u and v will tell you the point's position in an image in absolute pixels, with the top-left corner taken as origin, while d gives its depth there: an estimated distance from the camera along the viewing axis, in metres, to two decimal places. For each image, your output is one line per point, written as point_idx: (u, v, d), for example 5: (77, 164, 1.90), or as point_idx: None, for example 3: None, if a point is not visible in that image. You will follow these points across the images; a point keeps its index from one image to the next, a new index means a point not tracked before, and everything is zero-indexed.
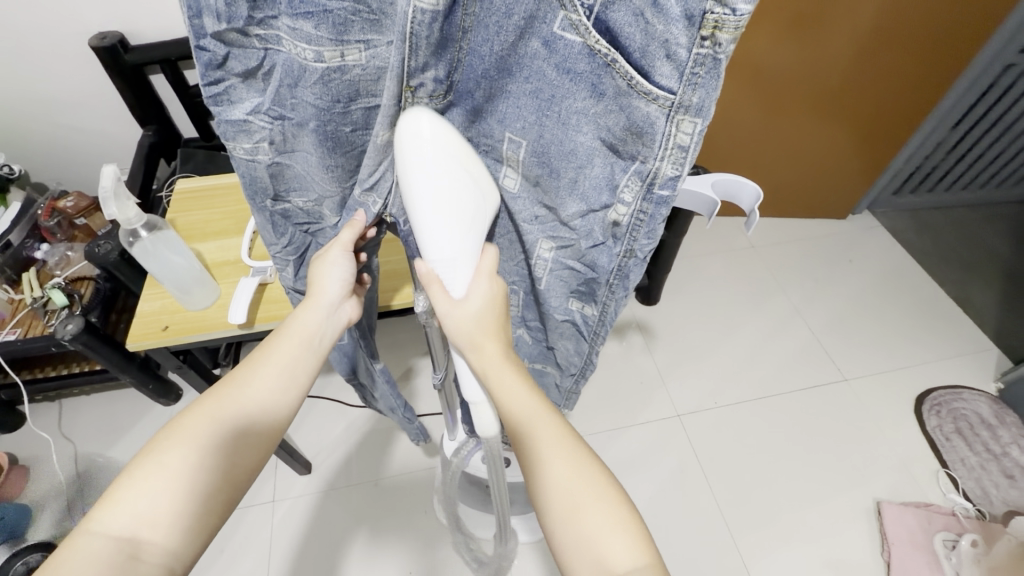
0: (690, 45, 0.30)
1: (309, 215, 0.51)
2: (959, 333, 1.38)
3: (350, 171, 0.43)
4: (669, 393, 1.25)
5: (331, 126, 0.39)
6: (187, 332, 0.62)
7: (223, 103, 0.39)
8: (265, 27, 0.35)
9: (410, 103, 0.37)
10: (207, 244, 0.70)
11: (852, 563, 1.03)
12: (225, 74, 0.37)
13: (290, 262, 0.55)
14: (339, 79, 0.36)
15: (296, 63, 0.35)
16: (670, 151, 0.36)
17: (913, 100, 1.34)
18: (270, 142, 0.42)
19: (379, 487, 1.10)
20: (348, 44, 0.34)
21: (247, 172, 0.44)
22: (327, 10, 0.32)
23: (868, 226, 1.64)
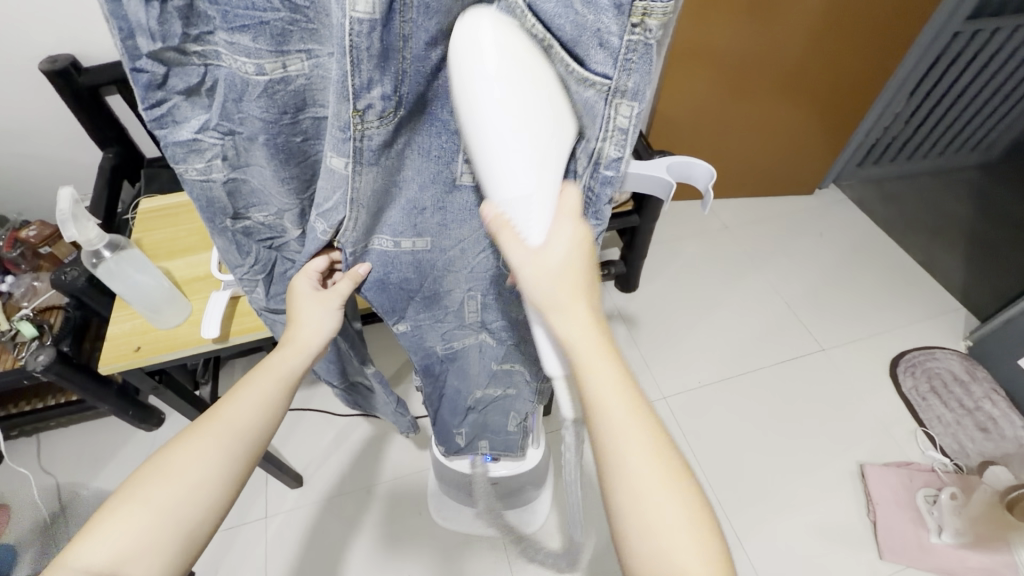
0: (622, 33, 0.32)
1: (271, 229, 0.50)
2: (927, 295, 1.43)
3: (304, 181, 0.45)
4: (653, 377, 1.27)
5: (280, 137, 0.40)
6: (160, 351, 0.61)
7: (169, 125, 0.38)
8: (203, 44, 0.34)
9: (358, 128, 0.37)
10: (175, 262, 0.69)
11: (841, 527, 1.06)
12: (166, 94, 0.36)
13: (259, 280, 0.54)
14: (282, 90, 0.36)
15: (239, 78, 0.35)
16: (611, 134, 0.37)
17: (868, 73, 1.38)
18: (222, 157, 0.41)
19: (372, 494, 1.10)
20: (289, 54, 0.34)
21: (201, 193, 0.44)
22: (264, 23, 0.32)
23: (836, 198, 1.68)
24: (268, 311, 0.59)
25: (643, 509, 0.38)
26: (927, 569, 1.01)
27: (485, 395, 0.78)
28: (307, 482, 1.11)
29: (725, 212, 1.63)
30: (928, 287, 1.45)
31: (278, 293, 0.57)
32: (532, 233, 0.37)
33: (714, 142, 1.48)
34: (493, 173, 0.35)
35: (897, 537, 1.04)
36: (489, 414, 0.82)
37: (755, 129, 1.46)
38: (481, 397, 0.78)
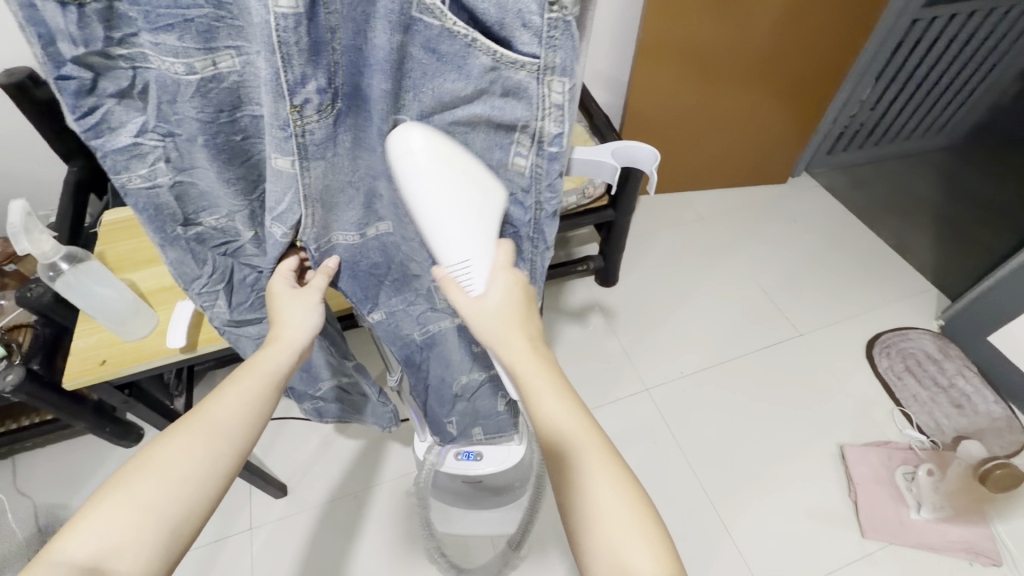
0: (541, 11, 0.35)
1: (224, 233, 0.50)
2: (899, 277, 1.46)
3: (252, 181, 0.45)
4: (636, 370, 1.28)
5: (220, 136, 0.40)
6: (127, 363, 0.60)
7: (105, 133, 0.39)
8: (129, 47, 0.35)
9: (298, 125, 0.38)
10: (141, 273, 0.69)
11: (826, 509, 1.08)
12: (98, 99, 0.37)
13: (219, 291, 0.54)
14: (215, 88, 0.37)
15: (169, 79, 0.36)
16: (549, 110, 0.40)
17: (832, 59, 1.40)
18: (164, 160, 0.42)
19: (359, 500, 1.09)
20: (217, 51, 0.35)
21: (146, 201, 0.44)
22: (188, 20, 0.33)
23: (808, 186, 1.71)
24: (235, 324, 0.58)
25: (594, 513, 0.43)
26: (913, 546, 1.02)
27: (470, 380, 0.78)
28: (293, 491, 1.10)
29: (702, 204, 1.65)
30: (899, 270, 1.49)
31: (242, 303, 0.57)
32: (473, 287, 0.48)
33: (687, 134, 1.49)
34: (440, 246, 0.46)
35: (880, 516, 1.06)
36: (476, 400, 0.82)
37: (726, 120, 1.48)
38: (465, 382, 0.78)
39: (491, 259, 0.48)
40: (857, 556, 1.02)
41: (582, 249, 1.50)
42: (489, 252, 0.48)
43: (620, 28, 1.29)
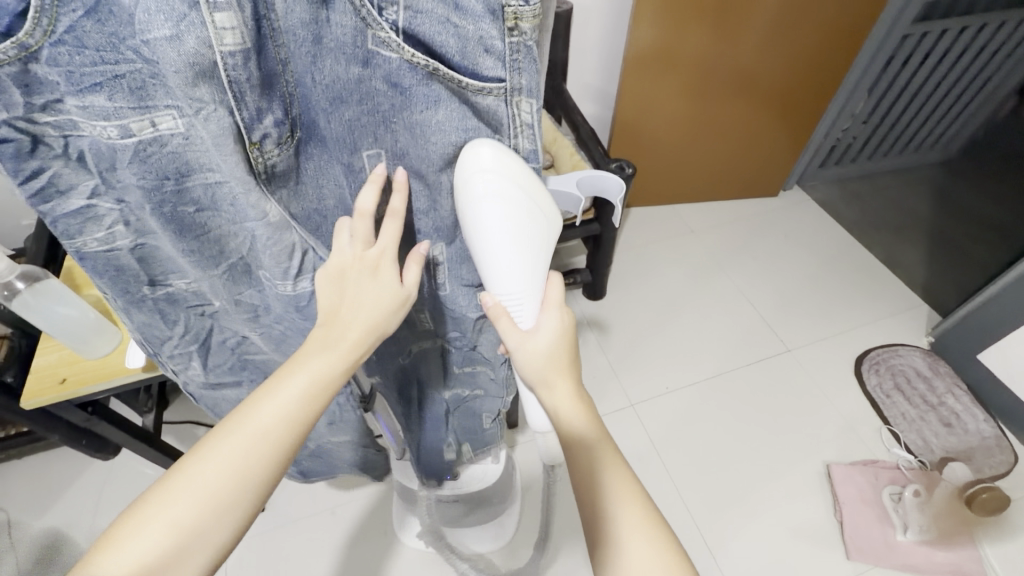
0: (503, 36, 0.34)
1: (197, 296, 0.48)
2: (890, 292, 1.45)
3: (210, 253, 0.43)
4: (621, 385, 1.27)
5: (167, 205, 0.38)
6: (88, 382, 0.60)
7: (54, 197, 0.35)
8: (55, 113, 0.31)
9: (260, 162, 0.36)
10: (106, 289, 0.68)
11: (812, 529, 1.06)
12: (43, 163, 0.33)
13: (191, 350, 0.53)
14: (156, 151, 0.34)
15: (104, 145, 0.33)
16: (520, 130, 0.40)
17: (823, 71, 1.39)
18: (124, 222, 0.39)
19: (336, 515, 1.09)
20: (155, 109, 0.32)
21: (106, 263, 0.42)
22: (118, 76, 0.30)
23: (798, 199, 1.70)
24: (211, 384, 0.59)
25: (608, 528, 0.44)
26: (898, 569, 1.01)
27: (452, 396, 0.73)
28: (270, 505, 1.10)
29: (692, 216, 1.64)
30: (891, 285, 1.47)
31: (217, 364, 0.57)
32: (524, 319, 0.48)
33: (678, 146, 1.48)
34: (495, 277, 0.45)
35: (864, 538, 1.04)
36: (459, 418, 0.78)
37: (717, 133, 1.47)
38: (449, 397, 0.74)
39: (541, 293, 0.48)
40: None
41: (570, 261, 1.50)
42: (537, 289, 0.48)
43: (609, 40, 1.28)
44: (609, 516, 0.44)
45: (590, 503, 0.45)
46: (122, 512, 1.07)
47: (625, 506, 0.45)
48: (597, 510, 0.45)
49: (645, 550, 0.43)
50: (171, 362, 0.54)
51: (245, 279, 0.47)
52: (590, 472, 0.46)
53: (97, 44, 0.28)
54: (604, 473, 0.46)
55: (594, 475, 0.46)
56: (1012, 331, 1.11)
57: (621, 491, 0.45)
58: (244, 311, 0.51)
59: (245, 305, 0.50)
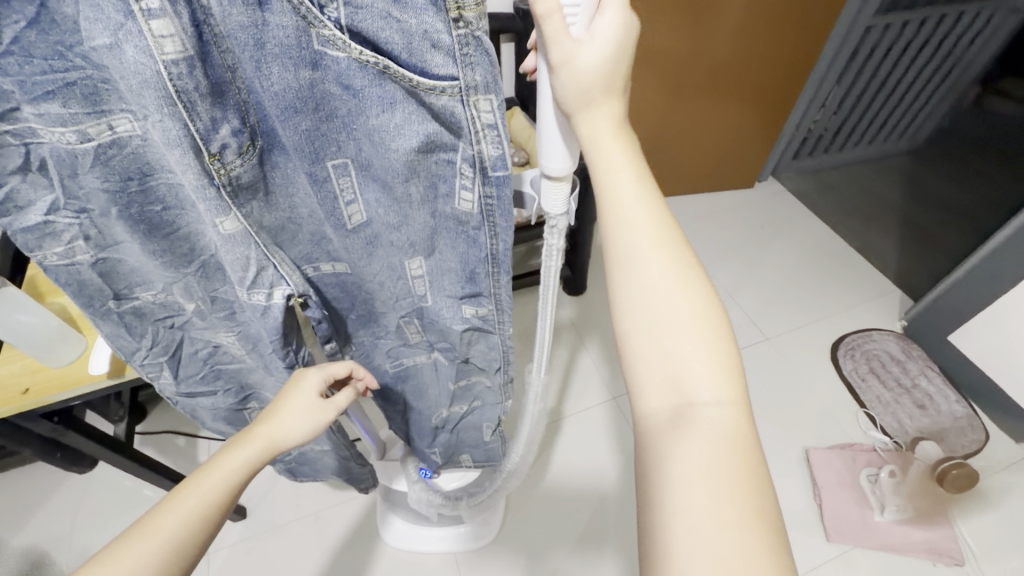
0: (449, 30, 0.27)
1: (167, 308, 0.44)
2: (863, 280, 1.48)
3: (180, 254, 0.38)
4: (603, 378, 1.28)
5: (133, 207, 0.34)
6: (51, 391, 0.59)
7: (12, 212, 0.33)
8: (12, 122, 0.28)
9: (223, 174, 0.31)
10: (73, 296, 0.67)
11: (794, 514, 1.07)
12: (1, 177, 0.31)
13: (163, 363, 0.49)
14: (116, 155, 0.30)
15: (65, 152, 0.30)
16: (482, 133, 0.32)
17: (792, 64, 1.41)
18: (84, 237, 0.36)
19: (319, 520, 1.09)
20: (111, 114, 0.28)
21: (68, 277, 0.38)
22: (70, 84, 0.27)
23: (774, 190, 1.73)
24: (184, 395, 0.54)
25: (659, 330, 0.34)
26: (876, 549, 1.02)
27: (450, 414, 0.69)
28: (251, 513, 1.09)
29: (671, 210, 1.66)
30: (865, 273, 1.50)
31: (189, 375, 0.52)
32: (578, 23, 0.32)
33: (654, 138, 1.48)
34: None
35: (843, 520, 1.06)
36: (461, 432, 0.74)
37: (693, 127, 1.49)
38: (447, 416, 0.69)
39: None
40: (822, 562, 1.02)
41: None
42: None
43: None
44: (657, 314, 0.34)
45: (629, 291, 0.35)
46: (100, 524, 1.05)
47: (684, 303, 0.34)
48: (644, 305, 0.34)
49: (700, 355, 0.33)
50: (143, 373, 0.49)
51: (219, 276, 0.41)
52: (636, 253, 0.35)
53: (45, 54, 0.25)
54: (657, 255, 0.35)
55: (641, 255, 0.35)
56: (978, 313, 1.14)
57: (681, 287, 0.34)
58: (220, 310, 0.45)
59: (221, 302, 0.44)
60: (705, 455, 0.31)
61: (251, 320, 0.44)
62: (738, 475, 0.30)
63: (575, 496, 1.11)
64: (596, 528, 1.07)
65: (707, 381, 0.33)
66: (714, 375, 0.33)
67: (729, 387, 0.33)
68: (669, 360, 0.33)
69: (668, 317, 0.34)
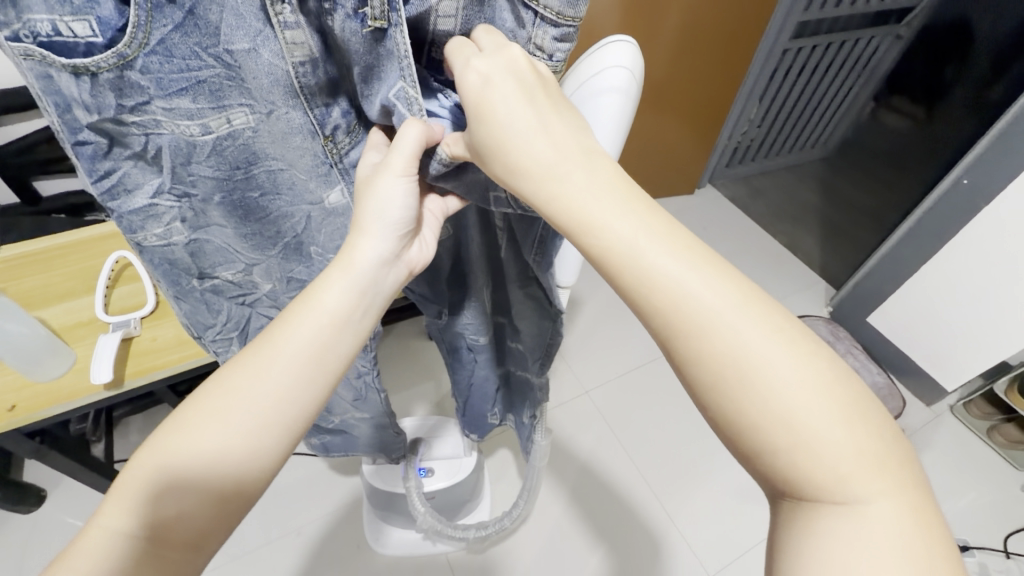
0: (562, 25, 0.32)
1: (241, 286, 0.50)
2: (794, 272, 1.66)
3: (269, 236, 0.45)
4: (574, 374, 1.34)
5: (236, 192, 0.40)
6: (41, 407, 0.57)
7: (120, 195, 0.37)
8: (140, 114, 0.32)
9: (335, 153, 0.40)
10: (52, 310, 0.64)
11: (752, 486, 1.19)
12: (114, 163, 0.35)
13: (232, 338, 0.54)
14: (230, 145, 0.36)
15: (183, 141, 0.34)
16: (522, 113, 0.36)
17: (722, 81, 1.57)
18: (179, 220, 0.40)
19: (302, 537, 1.06)
20: (230, 108, 0.34)
21: (162, 257, 0.43)
22: (201, 81, 0.31)
23: (712, 196, 1.90)
24: None
25: (789, 432, 0.29)
26: None
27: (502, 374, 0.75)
28: None
29: None
30: (793, 267, 1.68)
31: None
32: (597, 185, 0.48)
33: None
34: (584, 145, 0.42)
35: None
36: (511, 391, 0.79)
37: (639, 139, 1.61)
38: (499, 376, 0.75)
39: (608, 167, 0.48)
40: None
41: None
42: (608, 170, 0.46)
43: None
44: (782, 415, 0.29)
45: (726, 399, 0.30)
46: None
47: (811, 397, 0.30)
48: (767, 401, 0.29)
49: (842, 438, 0.29)
50: (213, 347, 0.55)
51: (298, 259, 0.49)
52: (730, 352, 0.30)
53: (184, 54, 0.30)
54: (750, 338, 0.31)
55: (741, 350, 0.30)
56: (891, 295, 1.31)
57: (805, 371, 0.29)
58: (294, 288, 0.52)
59: (295, 281, 0.51)
60: (865, 540, 0.27)
61: None
62: (914, 561, 0.27)
63: (557, 488, 1.16)
64: (579, 516, 1.12)
65: (857, 475, 0.28)
66: (868, 458, 0.29)
67: (883, 474, 0.28)
68: (801, 452, 0.29)
69: (801, 416, 0.29)
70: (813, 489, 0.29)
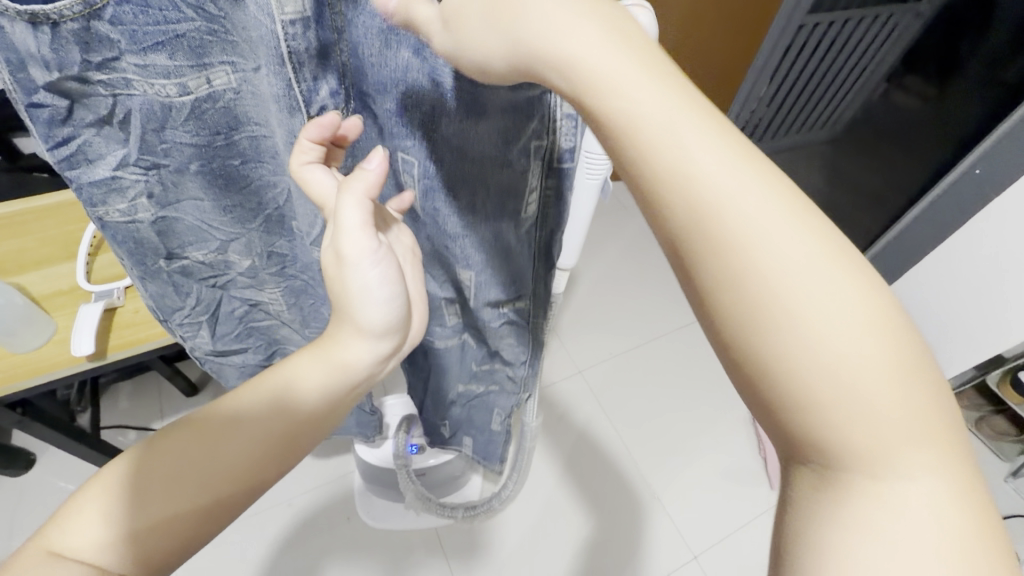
0: None
1: (212, 267, 0.50)
2: None
3: (249, 208, 0.46)
4: (568, 352, 1.34)
5: (215, 159, 0.40)
6: (19, 378, 0.55)
7: (82, 164, 0.36)
8: (108, 72, 0.31)
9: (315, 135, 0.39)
10: (29, 277, 0.62)
11: (737, 466, 1.20)
12: (73, 129, 0.33)
13: (201, 322, 0.55)
14: (209, 108, 0.36)
15: (157, 103, 0.34)
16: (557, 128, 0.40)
17: None
18: (147, 195, 0.40)
19: (292, 507, 1.07)
20: (210, 66, 0.34)
21: (126, 234, 0.42)
22: (179, 35, 0.31)
23: None
24: (219, 351, 0.61)
25: (850, 401, 0.23)
26: None
27: (466, 390, 0.77)
28: None
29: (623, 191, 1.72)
30: None
31: (224, 333, 0.59)
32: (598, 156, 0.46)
33: None
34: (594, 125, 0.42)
35: None
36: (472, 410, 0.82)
37: None
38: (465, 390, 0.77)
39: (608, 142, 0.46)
40: (766, 508, 1.15)
41: None
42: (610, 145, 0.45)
43: None
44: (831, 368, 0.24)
45: (748, 326, 0.25)
46: None
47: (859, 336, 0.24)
48: (810, 337, 0.24)
49: (892, 399, 0.24)
50: (181, 330, 0.55)
51: (279, 230, 0.50)
52: (769, 272, 0.24)
53: (161, 5, 0.29)
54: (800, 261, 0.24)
55: (789, 285, 0.24)
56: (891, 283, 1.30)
57: (862, 314, 0.24)
58: (273, 264, 0.54)
59: (275, 256, 0.53)
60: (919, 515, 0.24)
61: (301, 267, 0.55)
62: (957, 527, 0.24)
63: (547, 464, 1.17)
64: (568, 493, 1.14)
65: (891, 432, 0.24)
66: (913, 425, 0.24)
67: (923, 435, 0.24)
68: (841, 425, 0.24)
69: (853, 370, 0.23)
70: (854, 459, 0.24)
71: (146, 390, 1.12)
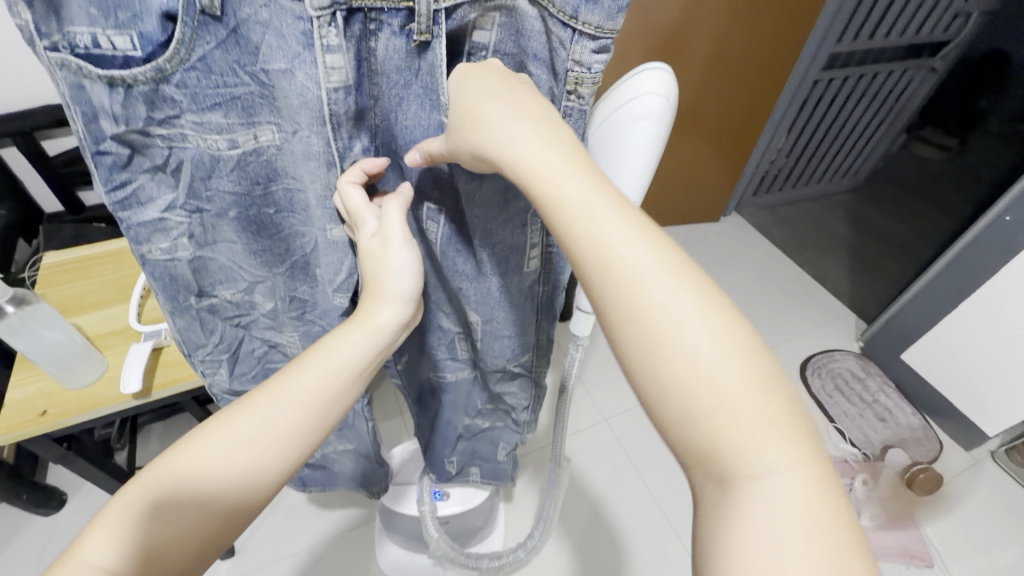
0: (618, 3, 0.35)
1: (238, 306, 0.52)
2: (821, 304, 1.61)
3: (278, 253, 0.48)
4: (592, 400, 1.32)
5: (252, 208, 0.43)
6: (70, 413, 0.58)
7: (133, 207, 0.40)
8: (168, 127, 0.36)
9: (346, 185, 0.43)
10: (87, 317, 0.66)
11: None
12: (131, 175, 0.38)
13: (222, 360, 0.56)
14: (253, 161, 0.40)
15: (208, 155, 0.38)
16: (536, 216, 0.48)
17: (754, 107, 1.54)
18: (188, 235, 0.43)
19: (311, 555, 1.05)
20: (259, 125, 0.37)
21: (163, 271, 0.45)
22: (234, 98, 0.35)
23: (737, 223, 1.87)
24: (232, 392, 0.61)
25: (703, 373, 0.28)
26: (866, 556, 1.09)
27: (469, 424, 0.78)
28: (239, 552, 1.04)
29: None
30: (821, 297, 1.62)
31: (242, 372, 0.59)
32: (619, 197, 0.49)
33: None
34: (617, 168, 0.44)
35: None
36: (477, 442, 0.82)
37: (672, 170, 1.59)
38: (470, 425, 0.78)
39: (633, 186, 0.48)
40: None
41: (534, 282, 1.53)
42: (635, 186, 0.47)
43: None
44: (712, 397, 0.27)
45: (652, 357, 0.29)
46: None
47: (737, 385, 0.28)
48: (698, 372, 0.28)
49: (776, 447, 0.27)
50: (202, 366, 0.56)
51: (303, 278, 0.51)
52: (658, 311, 0.29)
53: (222, 70, 0.34)
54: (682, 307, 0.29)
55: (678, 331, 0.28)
56: (927, 330, 1.26)
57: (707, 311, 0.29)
58: (295, 308, 0.54)
59: (297, 302, 0.53)
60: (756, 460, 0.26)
61: (321, 317, 0.55)
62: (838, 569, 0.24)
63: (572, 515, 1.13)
64: (594, 547, 1.09)
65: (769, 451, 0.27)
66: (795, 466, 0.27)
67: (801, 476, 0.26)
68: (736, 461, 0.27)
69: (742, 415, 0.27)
70: (707, 403, 0.27)
71: (177, 431, 1.14)
